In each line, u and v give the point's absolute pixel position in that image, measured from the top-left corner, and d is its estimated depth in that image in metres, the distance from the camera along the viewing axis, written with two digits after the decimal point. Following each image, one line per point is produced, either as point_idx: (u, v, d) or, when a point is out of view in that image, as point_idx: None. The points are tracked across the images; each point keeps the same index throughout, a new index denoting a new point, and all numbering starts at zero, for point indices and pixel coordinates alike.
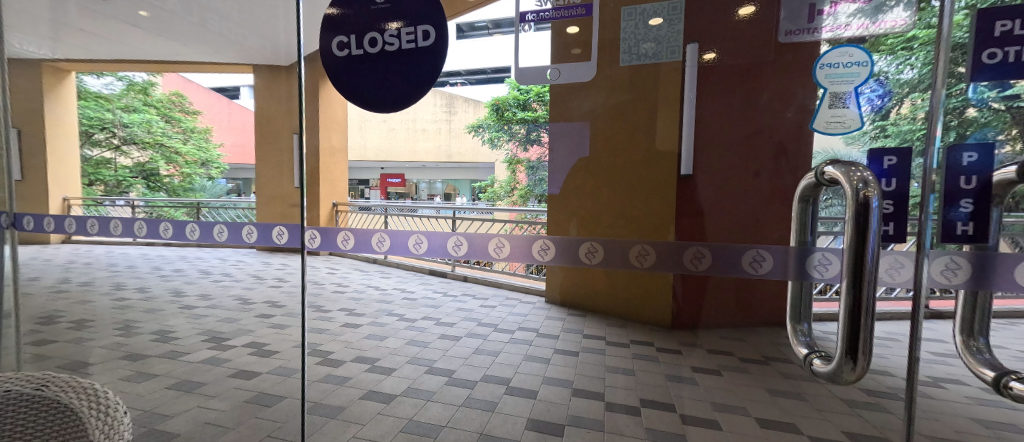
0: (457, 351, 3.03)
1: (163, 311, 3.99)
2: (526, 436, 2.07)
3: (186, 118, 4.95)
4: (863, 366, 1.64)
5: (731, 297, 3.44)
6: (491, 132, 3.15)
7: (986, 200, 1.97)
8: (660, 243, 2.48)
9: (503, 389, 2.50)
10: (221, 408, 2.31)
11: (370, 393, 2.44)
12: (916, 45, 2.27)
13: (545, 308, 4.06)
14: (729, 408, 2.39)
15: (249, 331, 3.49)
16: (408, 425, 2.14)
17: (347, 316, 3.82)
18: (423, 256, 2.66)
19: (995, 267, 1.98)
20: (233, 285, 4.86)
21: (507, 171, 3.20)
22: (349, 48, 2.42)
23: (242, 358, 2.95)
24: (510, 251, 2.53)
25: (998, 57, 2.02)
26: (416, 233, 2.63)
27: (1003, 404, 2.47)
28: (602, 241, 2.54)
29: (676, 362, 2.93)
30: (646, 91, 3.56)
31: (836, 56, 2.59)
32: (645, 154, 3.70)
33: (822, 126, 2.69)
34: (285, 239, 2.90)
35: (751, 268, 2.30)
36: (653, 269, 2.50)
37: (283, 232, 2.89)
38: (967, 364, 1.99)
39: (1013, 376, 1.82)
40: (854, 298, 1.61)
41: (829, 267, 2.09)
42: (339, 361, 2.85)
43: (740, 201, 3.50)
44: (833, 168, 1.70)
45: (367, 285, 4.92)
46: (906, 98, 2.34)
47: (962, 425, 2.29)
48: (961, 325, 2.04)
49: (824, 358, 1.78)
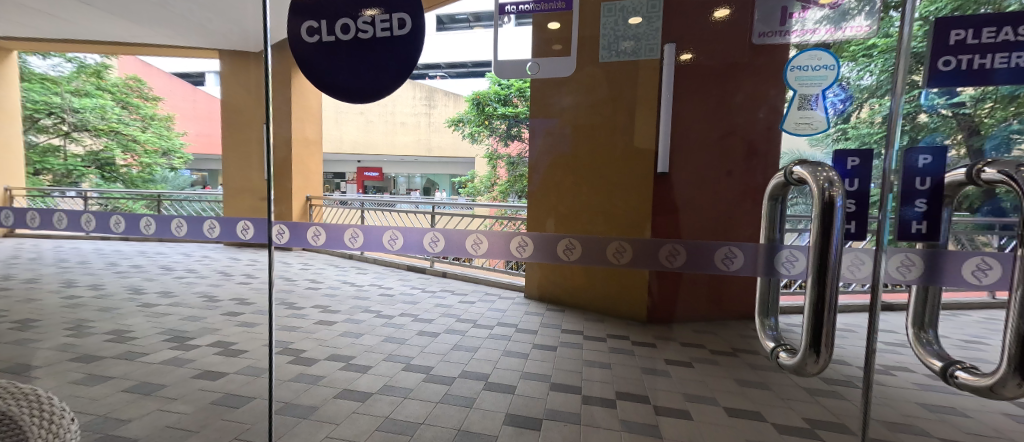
0: (435, 348, 3.00)
1: (119, 309, 3.76)
2: (504, 431, 2.06)
3: (146, 104, 4.81)
4: (826, 359, 1.72)
5: (703, 295, 3.58)
6: (471, 128, 3.80)
7: (938, 201, 2.06)
8: (637, 240, 2.53)
9: (481, 385, 2.49)
10: (183, 410, 2.21)
11: (345, 392, 2.38)
12: (875, 53, 2.43)
13: (524, 304, 4.08)
14: (700, 398, 2.46)
15: (215, 329, 3.34)
16: (384, 423, 2.10)
17: (322, 313, 3.72)
18: (398, 252, 2.59)
19: (946, 263, 2.12)
20: (197, 282, 4.63)
21: (487, 166, 3.84)
22: (320, 35, 2.32)
23: (208, 358, 2.82)
24: (488, 248, 2.52)
25: (952, 64, 2.14)
26: (391, 228, 2.56)
27: (946, 389, 2.67)
28: (580, 237, 2.56)
29: (650, 355, 3.01)
30: (622, 90, 3.61)
31: (807, 59, 2.69)
32: (624, 152, 3.68)
33: (791, 127, 2.77)
34: (250, 234, 2.76)
35: (723, 265, 2.40)
36: (630, 265, 2.56)
37: (249, 227, 2.76)
38: (917, 355, 2.02)
39: (959, 366, 1.85)
40: (820, 290, 1.69)
41: (795, 263, 2.16)
42: (312, 360, 2.77)
43: (714, 199, 3.56)
44: (801, 168, 1.76)
45: (343, 281, 4.79)
46: (866, 103, 2.50)
47: (909, 409, 2.46)
48: (913, 320, 2.09)
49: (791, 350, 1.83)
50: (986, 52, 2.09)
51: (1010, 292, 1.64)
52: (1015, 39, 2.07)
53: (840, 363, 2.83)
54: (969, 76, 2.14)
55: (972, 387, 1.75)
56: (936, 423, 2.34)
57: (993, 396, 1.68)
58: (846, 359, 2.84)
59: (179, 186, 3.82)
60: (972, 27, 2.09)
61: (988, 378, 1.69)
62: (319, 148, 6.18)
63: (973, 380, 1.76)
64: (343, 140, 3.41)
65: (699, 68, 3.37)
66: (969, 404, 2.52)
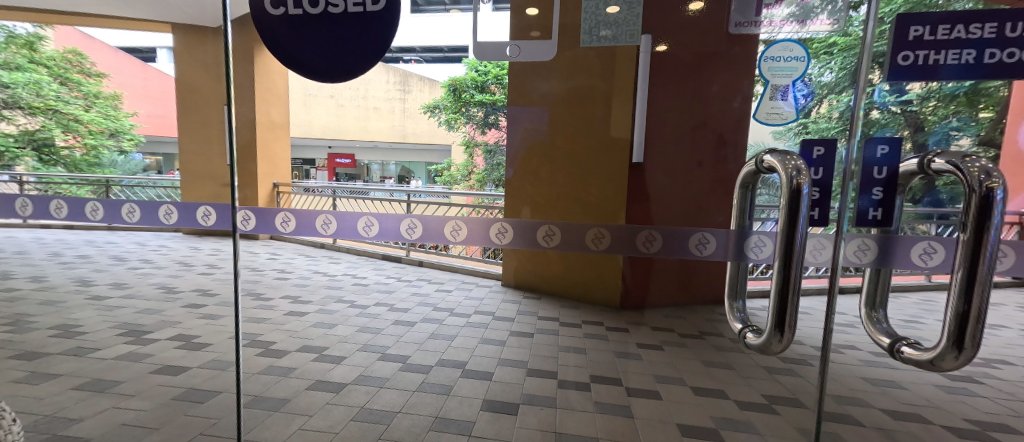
0: (412, 337, 2.97)
1: (65, 302, 3.50)
2: (481, 416, 2.08)
3: (88, 80, 4.79)
4: (789, 338, 1.83)
5: (673, 281, 3.73)
6: (446, 113, 3.81)
7: (894, 189, 2.08)
8: (615, 226, 2.57)
9: (458, 372, 2.50)
10: (141, 407, 2.10)
11: (318, 383, 2.33)
12: (836, 51, 2.54)
13: (501, 292, 4.12)
14: (669, 379, 2.58)
15: (175, 322, 3.17)
16: (360, 413, 2.08)
17: (291, 304, 3.60)
18: (373, 239, 2.51)
19: (894, 248, 2.21)
20: (153, 273, 4.36)
21: (464, 154, 3.98)
22: (286, 7, 2.18)
23: (168, 353, 2.68)
24: (467, 234, 2.49)
25: (911, 59, 2.09)
26: (366, 215, 2.47)
27: (887, 365, 2.93)
28: (560, 224, 2.59)
29: (622, 339, 3.12)
30: (600, 79, 3.65)
31: (779, 50, 2.83)
32: (600, 140, 3.73)
33: (762, 117, 2.94)
34: (212, 220, 2.60)
35: (697, 250, 2.45)
36: (608, 251, 2.59)
37: (210, 212, 2.60)
38: (868, 333, 2.13)
39: (905, 341, 1.99)
40: (785, 276, 1.79)
41: (764, 249, 2.22)
42: (282, 352, 2.68)
43: (687, 187, 3.67)
44: (771, 156, 1.84)
45: (314, 271, 4.65)
46: (825, 99, 2.58)
47: (854, 383, 2.69)
48: (864, 302, 2.20)
49: (757, 331, 1.93)
50: (941, 48, 2.04)
51: (951, 274, 1.77)
52: (968, 37, 2.02)
53: (796, 343, 3.03)
54: (922, 73, 2.11)
55: (915, 361, 1.90)
56: (877, 395, 2.56)
57: (933, 367, 1.83)
58: (801, 339, 3.05)
59: (131, 170, 3.74)
60: (931, 23, 2.04)
61: (930, 351, 1.84)
62: (287, 131, 6.00)
63: (915, 355, 1.92)
64: (317, 126, 3.56)
65: (674, 58, 3.48)
66: (907, 378, 2.77)
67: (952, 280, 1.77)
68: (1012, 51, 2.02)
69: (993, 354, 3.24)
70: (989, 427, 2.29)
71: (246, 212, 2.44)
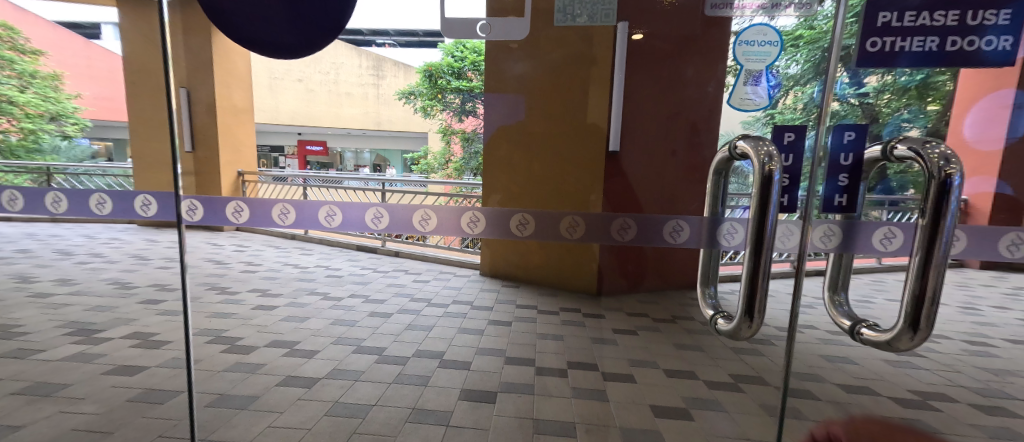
0: (388, 328, 2.93)
1: (3, 301, 3.23)
2: (460, 406, 2.07)
3: (22, 58, 3.88)
4: (758, 323, 1.91)
5: (646, 268, 3.82)
6: (423, 101, 3.98)
7: (858, 176, 2.19)
8: (589, 214, 2.59)
9: (437, 363, 2.48)
10: (93, 410, 1.98)
11: (288, 379, 2.25)
12: (803, 44, 2.60)
13: (479, 281, 4.11)
14: (644, 363, 2.65)
15: (130, 319, 2.99)
16: (335, 407, 2.02)
17: (259, 297, 3.47)
18: (337, 230, 2.42)
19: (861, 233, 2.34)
20: (104, 267, 4.09)
21: (441, 141, 4.01)
22: None
23: (123, 352, 2.53)
24: (437, 224, 2.46)
25: (879, 46, 2.16)
26: (328, 204, 2.39)
27: (842, 342, 3.13)
28: (534, 213, 2.59)
29: (599, 325, 3.17)
30: (577, 68, 3.66)
31: (753, 34, 2.72)
32: (577, 127, 3.74)
33: (737, 103, 2.88)
34: (153, 210, 2.46)
35: (671, 237, 2.48)
36: (582, 240, 2.62)
37: (150, 202, 2.44)
38: (830, 316, 2.28)
39: (865, 324, 2.10)
40: (755, 263, 1.85)
41: (735, 236, 2.27)
42: (250, 347, 2.58)
43: (661, 176, 3.75)
44: (744, 142, 1.87)
45: (284, 262, 4.49)
46: (791, 91, 2.68)
47: (813, 360, 2.85)
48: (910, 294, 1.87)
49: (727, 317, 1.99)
50: (906, 35, 2.11)
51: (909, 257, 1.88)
52: (932, 24, 2.08)
53: None
54: (882, 60, 2.19)
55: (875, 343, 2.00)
56: (833, 370, 2.73)
57: (889, 345, 1.94)
58: None
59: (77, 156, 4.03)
60: (898, 9, 2.10)
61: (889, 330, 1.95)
62: (251, 116, 5.90)
63: (875, 336, 2.02)
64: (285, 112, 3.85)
65: (648, 46, 3.52)
66: (860, 354, 2.97)
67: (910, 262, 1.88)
68: (972, 39, 2.07)
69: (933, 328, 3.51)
70: (930, 397, 2.48)
71: (192, 201, 2.36)
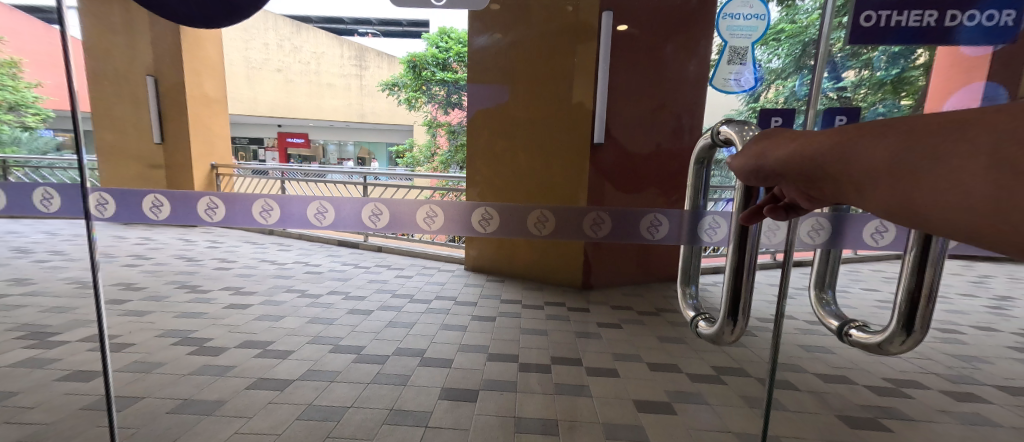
0: (368, 326, 2.88)
1: None
2: (439, 406, 2.04)
3: None
4: (743, 326, 1.36)
5: (631, 260, 3.81)
6: (406, 94, 4.80)
7: None
8: (559, 209, 2.49)
9: (417, 361, 2.44)
10: (43, 420, 1.91)
11: (259, 382, 2.19)
12: (783, 39, 2.84)
13: (463, 276, 4.07)
14: (627, 357, 2.64)
15: (89, 321, 2.90)
16: (307, 411, 1.97)
17: (233, 296, 3.40)
18: (274, 226, 2.37)
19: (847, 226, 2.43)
20: (67, 266, 3.99)
21: (426, 133, 4.50)
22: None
23: (79, 357, 2.44)
24: (388, 220, 2.40)
25: (873, 19, 2.06)
26: (263, 198, 2.32)
27: (819, 332, 3.18)
28: (498, 207, 2.46)
29: (583, 319, 3.15)
30: (564, 56, 3.56)
31: (739, 6, 2.89)
32: (560, 108, 3.64)
33: (722, 83, 3.10)
34: (54, 205, 2.42)
35: (649, 233, 2.49)
36: (553, 235, 2.50)
37: (49, 196, 2.40)
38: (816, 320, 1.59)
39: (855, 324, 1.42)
40: (738, 262, 1.30)
41: (717, 231, 2.31)
42: (219, 349, 2.52)
43: (646, 169, 3.75)
44: (726, 126, 1.24)
45: (260, 259, 4.42)
46: (773, 83, 2.88)
47: (790, 351, 2.88)
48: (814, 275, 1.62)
49: (707, 318, 1.41)
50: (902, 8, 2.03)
51: (902, 254, 1.26)
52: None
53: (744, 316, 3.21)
54: (866, 35, 2.09)
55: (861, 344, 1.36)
56: (811, 360, 2.76)
57: (880, 354, 1.31)
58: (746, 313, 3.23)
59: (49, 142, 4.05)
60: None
61: (875, 334, 1.31)
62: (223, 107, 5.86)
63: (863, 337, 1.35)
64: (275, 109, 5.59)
65: (633, 38, 3.49)
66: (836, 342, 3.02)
67: (904, 259, 1.27)
68: (954, 14, 2.00)
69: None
70: (904, 385, 2.52)
71: (103, 195, 2.28)
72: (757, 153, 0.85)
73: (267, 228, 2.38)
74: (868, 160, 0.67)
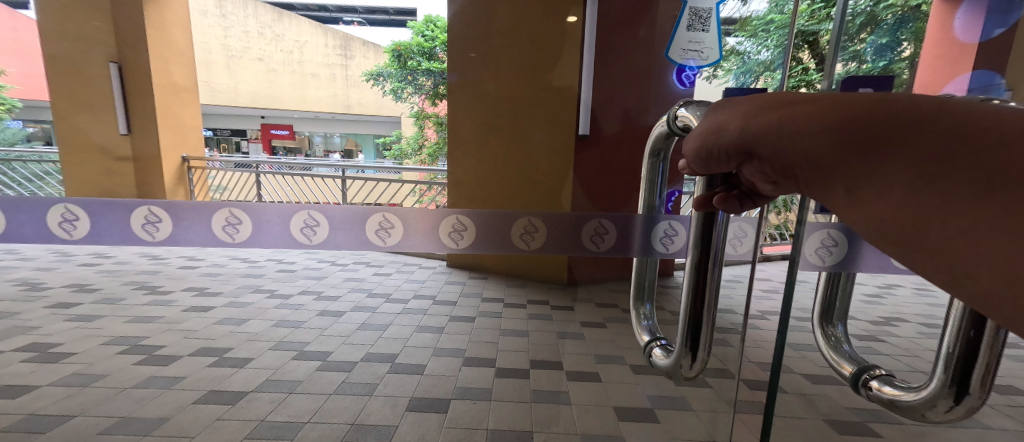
0: (337, 329, 2.86)
1: None
2: (405, 419, 1.99)
3: None
4: (705, 354, 1.14)
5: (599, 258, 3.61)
6: (391, 83, 5.24)
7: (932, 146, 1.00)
8: (479, 214, 2.14)
9: (387, 368, 2.41)
10: None
11: (209, 395, 2.15)
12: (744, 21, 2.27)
13: (444, 274, 4.06)
14: (610, 358, 2.58)
15: (31, 328, 2.81)
16: (260, 428, 1.92)
17: (195, 297, 3.39)
18: (83, 241, 2.04)
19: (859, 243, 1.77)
20: (19, 267, 3.92)
21: (412, 122, 5.09)
22: None
23: (13, 368, 2.34)
24: (248, 230, 2.08)
25: None
26: (64, 203, 1.99)
27: None
28: (395, 213, 2.09)
29: (567, 319, 3.10)
30: (542, 48, 3.58)
31: None
32: (537, 100, 3.67)
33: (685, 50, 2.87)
34: None
35: (593, 244, 2.14)
36: (469, 248, 2.15)
37: None
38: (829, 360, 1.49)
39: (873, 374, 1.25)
40: (699, 276, 1.09)
41: (674, 241, 1.97)
42: (170, 358, 2.49)
43: (614, 161, 3.65)
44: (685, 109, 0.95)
45: (230, 257, 4.45)
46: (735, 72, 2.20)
47: None
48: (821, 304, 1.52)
49: (665, 347, 1.21)
50: None
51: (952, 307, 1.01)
52: None
53: None
54: None
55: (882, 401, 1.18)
56: None
57: (915, 417, 1.08)
58: None
59: (8, 141, 2.86)
60: None
61: (909, 393, 1.08)
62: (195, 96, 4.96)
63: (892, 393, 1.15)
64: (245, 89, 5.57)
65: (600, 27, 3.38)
66: None
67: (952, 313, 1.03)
68: None
69: (892, 312, 3.43)
70: None
71: None
72: (716, 127, 0.77)
73: (152, 244, 2.08)
74: (889, 169, 0.60)
